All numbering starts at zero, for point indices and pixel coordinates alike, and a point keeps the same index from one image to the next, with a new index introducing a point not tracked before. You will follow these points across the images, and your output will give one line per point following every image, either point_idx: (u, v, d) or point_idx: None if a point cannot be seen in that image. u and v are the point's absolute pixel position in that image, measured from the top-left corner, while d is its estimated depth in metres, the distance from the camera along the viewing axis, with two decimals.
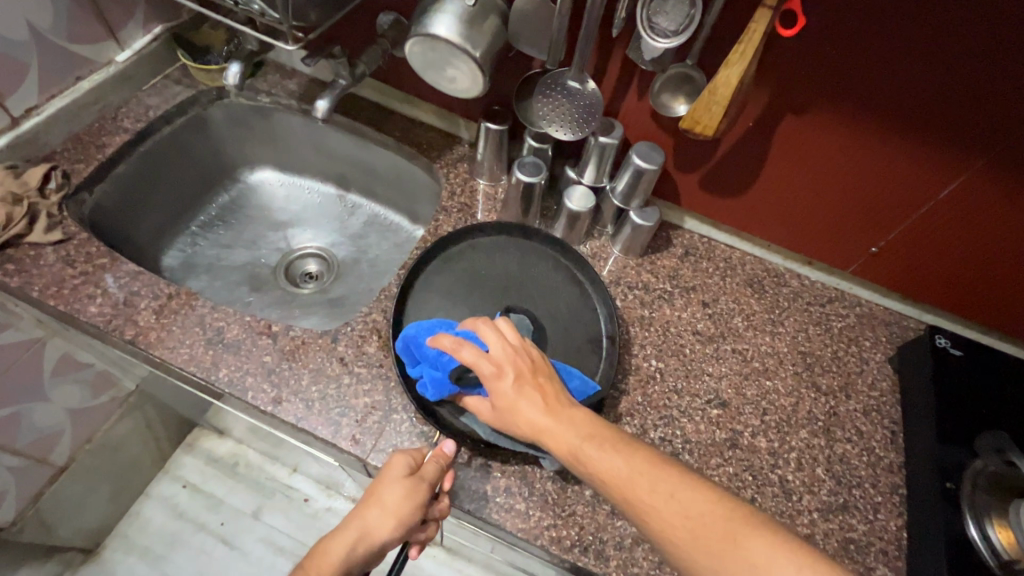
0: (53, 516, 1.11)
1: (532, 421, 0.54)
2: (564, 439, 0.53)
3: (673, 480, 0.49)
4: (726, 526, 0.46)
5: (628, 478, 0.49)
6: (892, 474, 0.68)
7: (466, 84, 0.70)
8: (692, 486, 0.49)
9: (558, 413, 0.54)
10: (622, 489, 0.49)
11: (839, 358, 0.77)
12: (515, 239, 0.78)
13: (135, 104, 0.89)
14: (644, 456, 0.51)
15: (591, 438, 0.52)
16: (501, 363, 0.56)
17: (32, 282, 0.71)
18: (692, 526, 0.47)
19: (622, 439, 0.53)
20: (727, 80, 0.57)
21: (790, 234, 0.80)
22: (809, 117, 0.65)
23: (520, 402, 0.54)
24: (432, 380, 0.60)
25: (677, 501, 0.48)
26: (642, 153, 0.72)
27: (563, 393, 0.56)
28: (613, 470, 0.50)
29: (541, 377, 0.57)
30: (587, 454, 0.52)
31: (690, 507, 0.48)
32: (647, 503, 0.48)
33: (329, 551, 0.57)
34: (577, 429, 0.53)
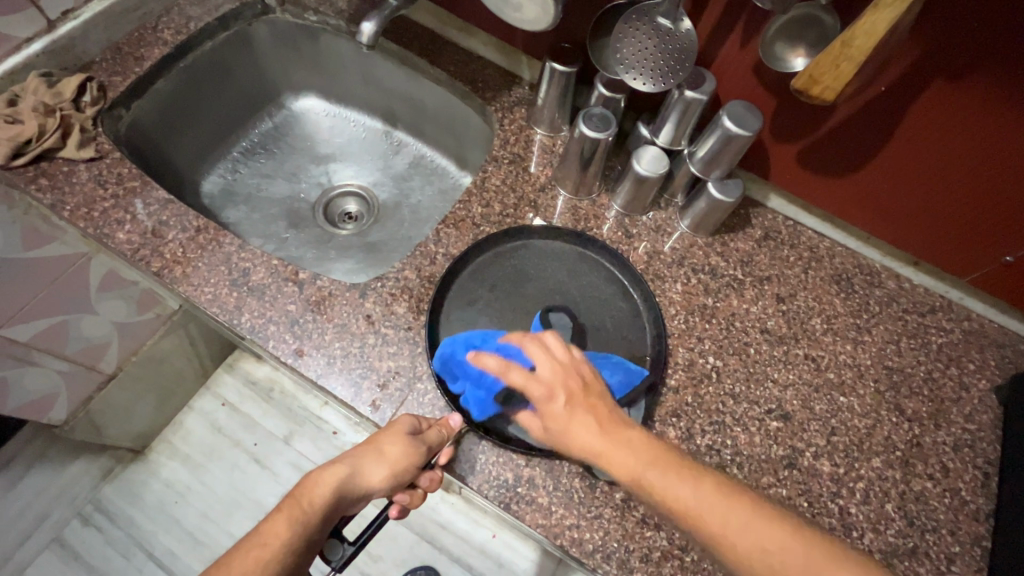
0: (102, 418, 1.15)
1: (588, 448, 0.47)
2: (624, 464, 0.46)
3: (739, 507, 0.43)
4: (795, 548, 0.42)
5: (698, 508, 0.43)
6: (976, 522, 0.59)
7: (533, 14, 0.59)
8: (756, 510, 0.43)
9: (620, 436, 0.47)
10: (691, 518, 0.43)
11: (933, 380, 0.66)
12: (568, 246, 0.71)
13: (176, 13, 0.82)
14: (707, 478, 0.45)
15: (654, 463, 0.46)
16: (552, 379, 0.50)
17: (65, 201, 0.68)
18: (776, 562, 0.41)
19: (678, 460, 0.46)
20: (870, 29, 0.45)
21: (897, 228, 0.67)
22: (964, 88, 0.52)
23: (572, 428, 0.48)
24: (474, 399, 0.55)
25: (748, 530, 0.42)
26: (735, 113, 0.60)
27: (618, 414, 0.50)
28: (682, 500, 0.44)
29: (594, 400, 0.50)
30: (654, 482, 0.45)
31: (764, 539, 0.42)
32: (719, 535, 0.43)
33: (318, 481, 0.51)
34: (644, 453, 0.46)
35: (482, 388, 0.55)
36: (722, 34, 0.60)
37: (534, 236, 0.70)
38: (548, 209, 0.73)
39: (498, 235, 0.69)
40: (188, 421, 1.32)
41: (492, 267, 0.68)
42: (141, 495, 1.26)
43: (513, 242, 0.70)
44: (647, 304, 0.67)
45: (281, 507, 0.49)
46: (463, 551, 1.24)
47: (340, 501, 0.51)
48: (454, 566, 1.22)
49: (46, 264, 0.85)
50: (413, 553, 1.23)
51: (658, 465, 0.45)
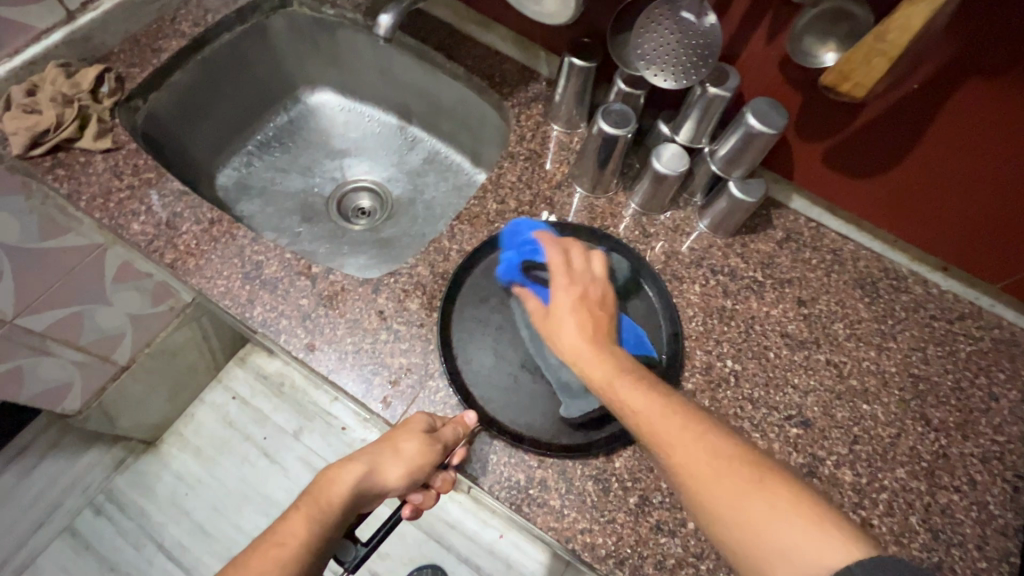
0: (115, 408, 1.16)
1: (573, 343, 0.51)
2: (597, 368, 0.49)
3: (693, 428, 0.44)
4: (736, 474, 0.41)
5: (651, 417, 0.45)
6: (1005, 538, 0.57)
7: (553, 6, 0.59)
8: (714, 437, 0.44)
9: (602, 343, 0.51)
10: (641, 426, 0.45)
11: (960, 389, 0.63)
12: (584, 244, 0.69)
13: (193, 5, 0.82)
14: (672, 400, 0.46)
15: (628, 374, 0.48)
16: (576, 274, 0.55)
17: (81, 191, 0.69)
18: (717, 487, 0.41)
19: (649, 380, 0.48)
20: (905, 24, 0.43)
21: (926, 231, 0.65)
22: (1003, 87, 0.50)
23: (566, 322, 0.52)
24: (507, 261, 0.62)
25: (691, 445, 0.43)
26: (759, 110, 0.58)
27: (613, 335, 0.53)
28: (636, 406, 0.46)
29: (600, 310, 0.54)
30: (621, 389, 0.47)
31: (711, 460, 0.42)
32: (663, 446, 0.44)
33: (334, 480, 0.49)
34: (617, 365, 0.49)
35: (516, 250, 0.62)
36: (748, 29, 0.58)
37: (549, 232, 0.69)
38: (564, 207, 0.71)
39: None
40: (199, 413, 1.33)
41: None
42: (152, 487, 1.26)
43: None
44: (663, 304, 0.66)
45: (298, 506, 0.48)
46: (471, 551, 1.23)
47: (357, 500, 0.49)
48: (462, 566, 1.21)
49: (63, 254, 0.85)
50: (420, 552, 1.22)
51: (628, 376, 0.48)
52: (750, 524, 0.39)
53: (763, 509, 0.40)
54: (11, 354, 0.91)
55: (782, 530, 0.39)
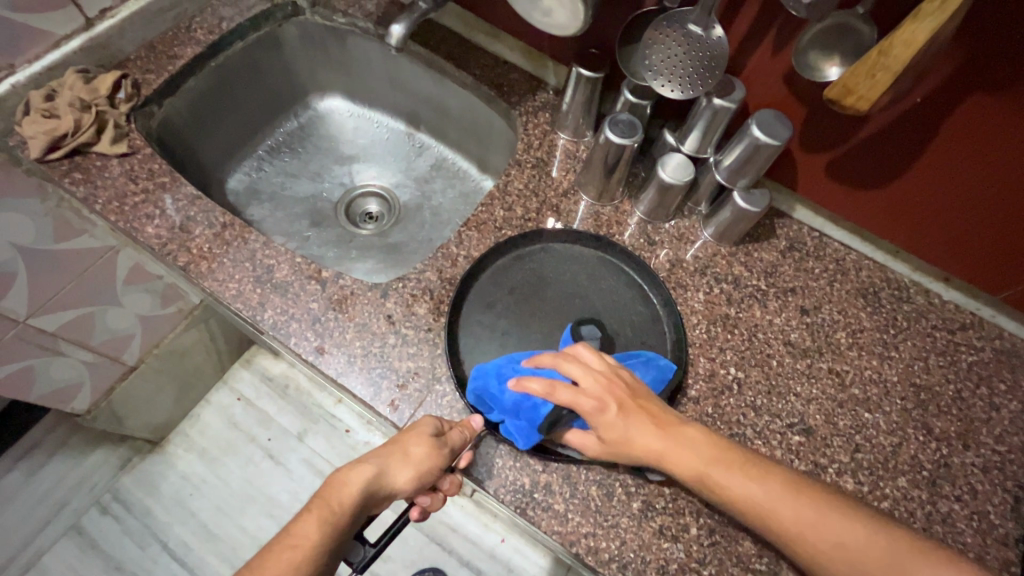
0: (123, 408, 1.17)
1: (652, 450, 0.50)
2: (687, 464, 0.49)
3: (803, 499, 0.47)
4: (852, 533, 0.46)
5: (765, 502, 0.47)
6: (1005, 547, 0.57)
7: (563, 18, 0.60)
8: (822, 501, 0.47)
9: (670, 432, 0.51)
10: (756, 512, 0.47)
11: (962, 399, 0.64)
12: (588, 251, 0.70)
13: (209, 14, 0.84)
14: (769, 471, 0.49)
15: (718, 461, 0.49)
16: (603, 388, 0.52)
17: (97, 194, 0.70)
18: (850, 556, 0.45)
19: (742, 456, 0.50)
20: (909, 38, 0.44)
21: (928, 242, 0.66)
22: (1006, 101, 0.50)
23: (632, 431, 0.51)
24: (517, 429, 0.55)
25: (805, 519, 0.46)
26: (764, 122, 0.59)
27: (667, 411, 0.53)
28: (748, 495, 0.48)
29: (642, 400, 0.53)
30: (719, 479, 0.48)
31: (835, 529, 0.46)
32: (786, 527, 0.46)
33: (344, 481, 0.50)
34: (706, 452, 0.50)
35: (522, 417, 0.55)
36: (752, 42, 0.59)
37: (555, 239, 0.70)
38: (570, 215, 0.72)
39: (518, 237, 0.69)
40: (205, 414, 1.34)
41: (512, 271, 0.68)
42: (157, 486, 1.27)
43: (533, 245, 0.70)
44: (667, 309, 0.67)
45: (310, 508, 0.48)
46: (473, 555, 1.23)
47: (367, 501, 0.50)
48: (463, 570, 1.22)
49: (76, 256, 0.87)
50: (422, 555, 1.23)
51: (721, 463, 0.49)
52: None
53: (892, 564, 0.45)
54: (23, 354, 0.92)
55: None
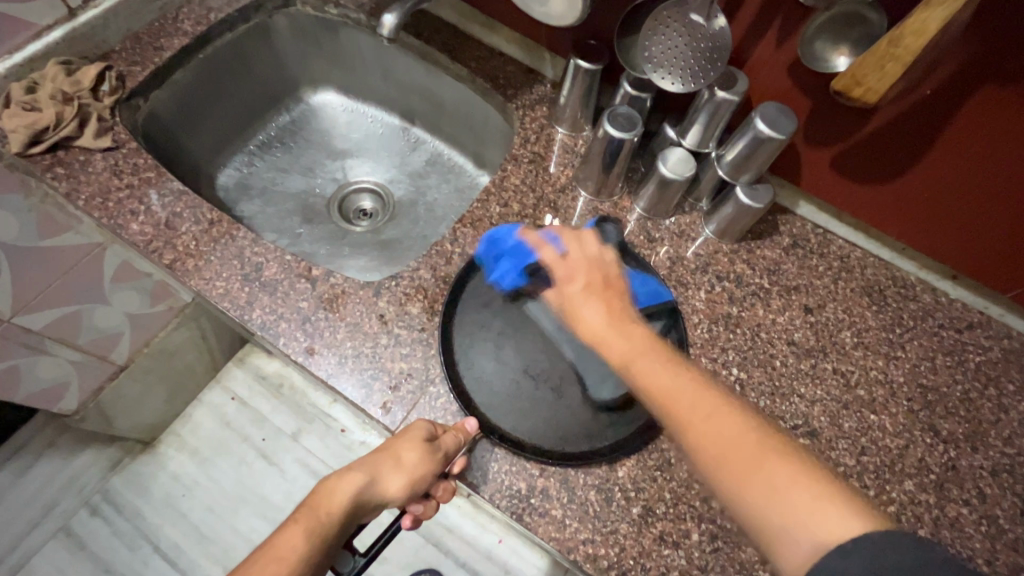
0: (112, 408, 1.15)
1: (592, 325, 0.49)
2: (617, 350, 0.47)
3: (714, 404, 0.43)
4: (754, 450, 0.40)
5: (674, 394, 0.44)
6: (1015, 552, 0.56)
7: (561, 7, 0.58)
8: (740, 415, 0.42)
9: (616, 321, 0.49)
10: (660, 401, 0.44)
11: (970, 400, 0.62)
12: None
13: (196, 4, 0.82)
14: (699, 376, 0.45)
15: (653, 354, 0.47)
16: (580, 258, 0.53)
17: (79, 189, 0.68)
18: (759, 478, 0.39)
19: (676, 359, 0.47)
20: (920, 28, 0.42)
21: (935, 240, 0.64)
22: (1020, 93, 0.49)
23: (582, 308, 0.50)
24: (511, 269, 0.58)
25: (713, 422, 0.42)
26: (768, 115, 0.57)
27: (630, 310, 0.51)
28: (658, 383, 0.45)
29: (614, 284, 0.52)
30: (642, 368, 0.46)
31: (730, 437, 0.41)
32: (684, 422, 0.43)
33: (333, 490, 0.48)
34: (637, 343, 0.47)
35: (516, 262, 0.58)
36: (757, 32, 0.57)
37: None
38: (568, 211, 0.70)
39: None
40: (198, 414, 1.32)
41: None
42: (149, 488, 1.25)
43: None
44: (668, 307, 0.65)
45: (296, 518, 0.46)
46: (469, 556, 1.22)
47: (356, 511, 0.49)
48: (460, 572, 1.20)
49: (61, 253, 0.84)
50: (418, 557, 1.21)
51: (648, 354, 0.47)
52: (765, 501, 0.38)
53: (770, 488, 0.39)
54: (8, 353, 0.90)
55: (797, 509, 0.37)
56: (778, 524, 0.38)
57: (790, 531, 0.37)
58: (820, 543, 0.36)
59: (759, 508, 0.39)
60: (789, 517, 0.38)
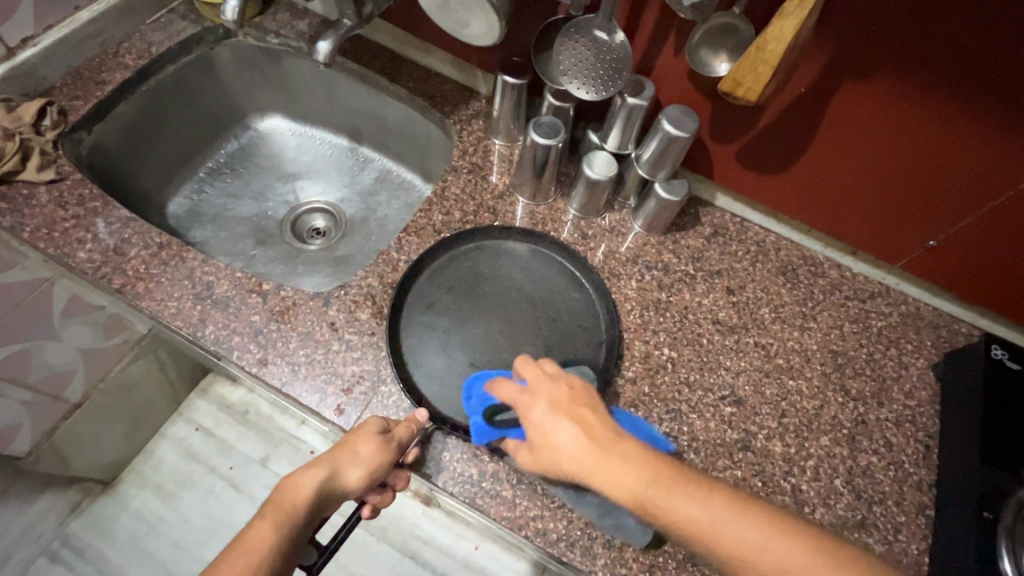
0: (68, 448, 1.12)
1: (576, 459, 0.46)
2: (620, 488, 0.44)
3: (756, 526, 0.41)
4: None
5: (708, 528, 0.41)
6: (920, 493, 0.62)
7: (480, 30, 0.63)
8: (789, 534, 0.40)
9: (623, 456, 0.45)
10: (702, 542, 0.41)
11: (874, 360, 0.69)
12: (524, 247, 0.73)
13: (137, 39, 0.84)
14: (726, 498, 0.42)
15: (656, 482, 0.43)
16: (542, 383, 0.52)
17: (24, 222, 0.69)
18: None
19: (688, 478, 0.44)
20: (779, 35, 0.49)
21: (830, 220, 0.72)
22: (871, 87, 0.57)
23: (551, 434, 0.48)
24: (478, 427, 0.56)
25: (768, 556, 0.39)
26: (673, 117, 0.64)
27: (609, 427, 0.48)
28: (700, 519, 0.41)
29: (580, 405, 0.49)
30: (656, 505, 0.42)
31: (747, 547, 0.40)
32: (740, 564, 0.40)
33: (297, 485, 0.51)
34: (638, 470, 0.44)
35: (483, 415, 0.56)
36: (657, 45, 0.64)
37: (492, 238, 0.73)
38: (507, 215, 0.75)
39: (455, 239, 0.72)
40: (160, 449, 1.29)
41: (451, 271, 0.70)
42: (111, 528, 1.22)
43: (469, 246, 0.72)
44: (601, 296, 0.70)
45: (264, 514, 0.49)
46: (446, 565, 1.23)
47: (321, 502, 0.52)
48: None
49: (7, 290, 0.84)
50: (395, 571, 1.22)
51: (660, 483, 0.43)
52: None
53: None
54: None
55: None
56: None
57: None
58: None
59: None
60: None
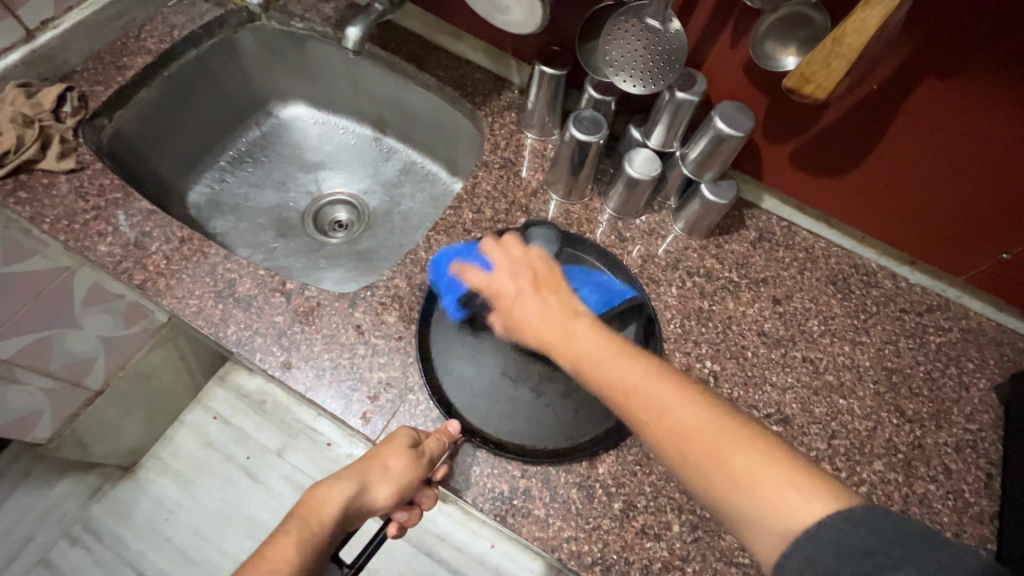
0: (89, 435, 1.12)
1: (536, 327, 0.47)
2: (565, 351, 0.45)
3: (673, 388, 0.40)
4: (716, 440, 0.37)
5: (630, 386, 0.41)
6: (981, 525, 0.58)
7: (521, 16, 0.59)
8: (704, 403, 0.39)
9: (584, 327, 0.46)
10: (622, 402, 0.41)
11: (932, 380, 0.65)
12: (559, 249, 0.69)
13: (159, 22, 0.81)
14: (654, 365, 0.42)
15: (593, 345, 0.44)
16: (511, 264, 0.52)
17: (44, 213, 0.67)
18: (702, 467, 0.37)
19: (635, 348, 0.44)
20: (860, 27, 0.44)
21: (889, 228, 0.67)
22: (955, 86, 0.51)
23: (522, 306, 0.49)
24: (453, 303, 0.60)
25: (672, 412, 0.39)
26: (727, 114, 0.59)
27: (573, 299, 0.49)
28: (626, 379, 0.41)
29: (547, 280, 0.50)
30: (590, 363, 0.44)
31: (653, 398, 0.40)
32: (644, 417, 0.40)
33: (323, 501, 0.48)
34: (590, 343, 0.44)
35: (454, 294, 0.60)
36: (712, 35, 0.59)
37: None
38: (540, 215, 0.71)
39: (487, 239, 0.68)
40: (178, 437, 1.29)
41: None
42: (131, 514, 1.22)
43: None
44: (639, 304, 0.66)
45: (288, 531, 0.46)
46: (461, 563, 1.21)
47: (346, 517, 0.48)
48: None
49: (29, 278, 0.82)
50: (411, 565, 1.20)
51: (600, 350, 0.44)
52: (739, 495, 0.36)
53: (756, 476, 0.36)
54: None
55: (764, 492, 0.35)
56: (750, 514, 0.35)
57: (766, 519, 0.35)
58: (798, 527, 0.33)
59: (732, 502, 0.36)
60: (764, 508, 0.35)
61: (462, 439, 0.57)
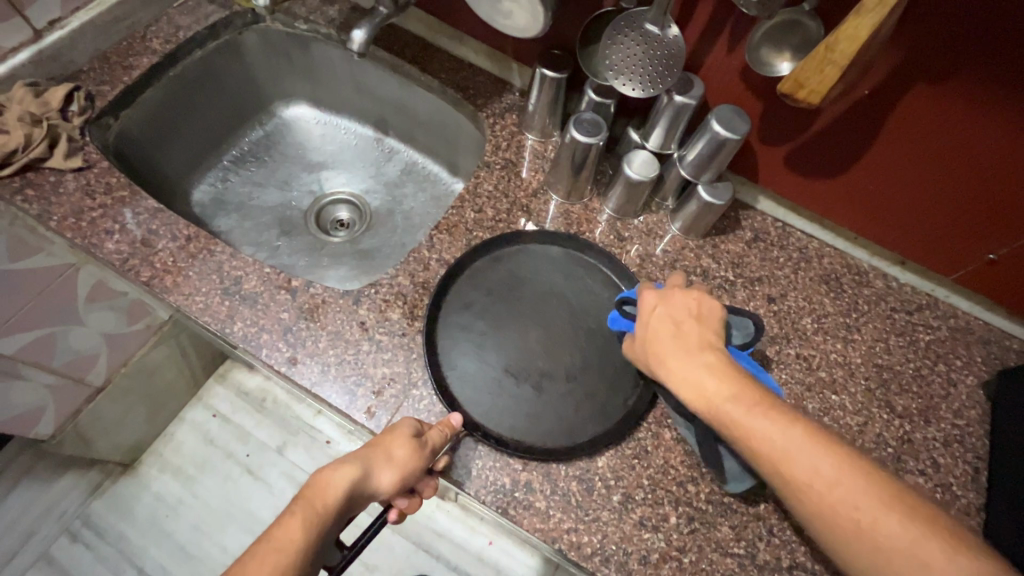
0: (91, 432, 1.13)
1: (677, 367, 0.49)
2: (706, 395, 0.46)
3: (828, 456, 0.41)
4: (874, 510, 0.38)
5: (785, 450, 0.41)
6: (968, 517, 0.60)
7: (523, 21, 0.60)
8: (863, 471, 0.40)
9: (722, 376, 0.47)
10: (777, 464, 0.41)
11: (922, 376, 0.67)
12: (560, 249, 0.71)
13: (165, 23, 0.82)
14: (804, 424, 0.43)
15: (746, 400, 0.45)
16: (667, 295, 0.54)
17: (52, 211, 0.68)
18: (864, 538, 0.38)
19: (776, 403, 0.45)
20: (853, 34, 0.46)
21: (880, 228, 0.69)
22: (944, 91, 0.53)
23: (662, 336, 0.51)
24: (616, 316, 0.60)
25: (833, 482, 0.40)
26: (723, 118, 0.61)
27: (714, 339, 0.51)
28: (782, 442, 0.42)
29: (700, 321, 0.52)
30: (738, 418, 0.44)
31: (805, 461, 0.41)
32: (801, 485, 0.40)
33: (329, 483, 0.49)
34: (735, 389, 0.46)
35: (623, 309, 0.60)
36: (709, 40, 0.61)
37: (528, 238, 0.71)
38: (541, 215, 0.73)
39: (490, 238, 0.70)
40: (179, 434, 1.30)
41: (484, 272, 0.68)
42: (131, 511, 1.23)
43: (505, 247, 0.70)
44: None
45: (295, 511, 0.47)
46: (460, 559, 1.22)
47: (352, 506, 0.50)
48: None
49: (33, 275, 0.83)
50: (409, 562, 1.21)
51: (745, 402, 0.44)
52: (905, 572, 0.37)
53: (920, 554, 0.37)
54: None
55: (930, 571, 0.36)
56: None
57: None
58: None
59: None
60: None
61: (464, 433, 0.59)
